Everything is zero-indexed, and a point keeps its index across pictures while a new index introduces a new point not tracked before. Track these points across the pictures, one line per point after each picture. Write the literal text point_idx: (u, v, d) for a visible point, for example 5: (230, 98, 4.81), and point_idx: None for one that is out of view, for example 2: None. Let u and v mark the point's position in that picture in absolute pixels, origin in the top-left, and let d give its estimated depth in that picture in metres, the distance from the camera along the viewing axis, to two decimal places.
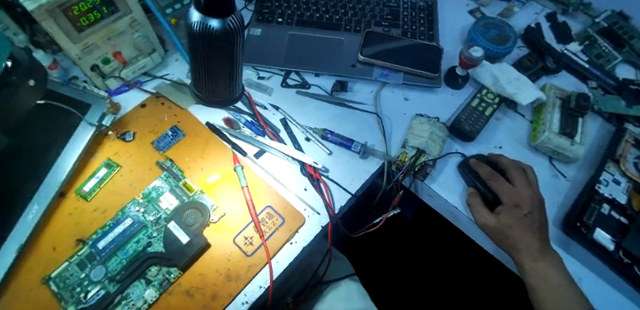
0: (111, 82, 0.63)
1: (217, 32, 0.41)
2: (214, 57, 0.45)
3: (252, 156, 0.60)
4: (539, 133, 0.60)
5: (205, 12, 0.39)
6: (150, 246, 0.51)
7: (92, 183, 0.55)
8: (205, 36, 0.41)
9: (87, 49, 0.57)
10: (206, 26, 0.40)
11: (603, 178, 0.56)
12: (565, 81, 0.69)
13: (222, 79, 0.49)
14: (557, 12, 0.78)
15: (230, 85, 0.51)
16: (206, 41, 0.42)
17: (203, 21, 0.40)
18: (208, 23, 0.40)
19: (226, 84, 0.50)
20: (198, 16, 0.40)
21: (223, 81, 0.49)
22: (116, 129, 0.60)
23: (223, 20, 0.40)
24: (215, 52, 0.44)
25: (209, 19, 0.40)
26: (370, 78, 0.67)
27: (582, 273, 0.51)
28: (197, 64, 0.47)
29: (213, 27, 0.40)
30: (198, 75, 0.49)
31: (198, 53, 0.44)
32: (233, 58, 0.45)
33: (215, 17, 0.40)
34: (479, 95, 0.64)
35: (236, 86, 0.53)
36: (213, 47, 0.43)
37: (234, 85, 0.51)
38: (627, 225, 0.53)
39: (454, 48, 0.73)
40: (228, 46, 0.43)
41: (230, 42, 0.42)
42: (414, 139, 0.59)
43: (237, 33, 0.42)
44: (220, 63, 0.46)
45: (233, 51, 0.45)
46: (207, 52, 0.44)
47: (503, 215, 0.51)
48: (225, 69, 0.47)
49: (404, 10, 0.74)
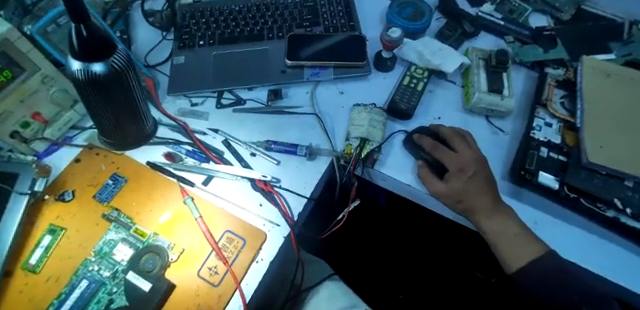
0: (37, 145, 0.60)
1: (103, 75, 0.42)
2: (113, 102, 0.47)
3: (201, 184, 0.58)
4: (471, 95, 0.62)
5: (84, 59, 0.40)
6: (112, 302, 0.49)
7: (38, 254, 0.52)
8: (92, 80, 0.42)
9: (1, 117, 0.54)
10: (89, 72, 0.42)
11: (536, 125, 0.59)
12: (486, 42, 0.72)
13: (132, 120, 0.53)
14: None
15: (139, 125, 0.56)
16: (96, 84, 0.43)
17: (84, 68, 0.41)
18: (91, 69, 0.41)
19: (139, 122, 0.55)
20: (78, 64, 0.41)
21: (131, 118, 0.53)
22: (53, 191, 0.57)
23: (106, 61, 0.41)
24: (108, 93, 0.45)
25: (90, 65, 0.41)
26: (303, 80, 0.67)
27: (536, 218, 0.53)
28: (94, 106, 0.48)
29: (98, 72, 0.42)
30: (98, 115, 0.50)
31: (98, 102, 0.47)
32: (130, 98, 0.48)
33: (98, 60, 0.41)
34: (409, 73, 0.66)
35: (137, 116, 0.53)
36: (110, 91, 0.45)
37: (143, 125, 0.57)
38: (565, 161, 0.55)
39: (377, 33, 0.74)
40: (123, 86, 0.45)
41: (126, 88, 0.46)
42: (355, 129, 0.60)
43: (126, 70, 0.44)
44: (125, 108, 0.50)
45: (129, 91, 0.47)
46: (98, 92, 0.45)
47: (452, 181, 0.52)
48: (122, 103, 0.48)
49: (322, 7, 0.75)
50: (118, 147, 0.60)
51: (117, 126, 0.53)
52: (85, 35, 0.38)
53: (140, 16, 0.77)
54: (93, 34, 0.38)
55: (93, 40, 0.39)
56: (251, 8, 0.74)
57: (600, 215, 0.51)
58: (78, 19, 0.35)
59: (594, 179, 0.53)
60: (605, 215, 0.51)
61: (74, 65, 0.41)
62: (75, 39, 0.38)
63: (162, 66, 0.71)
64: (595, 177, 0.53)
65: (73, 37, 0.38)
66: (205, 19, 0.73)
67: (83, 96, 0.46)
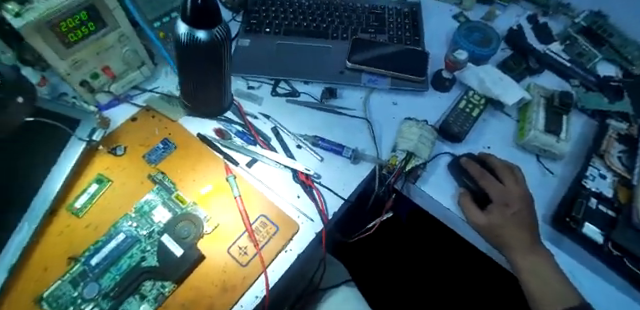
0: (101, 97, 0.63)
1: (204, 42, 0.44)
2: (204, 69, 0.49)
3: (244, 165, 0.60)
4: (526, 131, 0.61)
5: (192, 25, 0.42)
6: (143, 260, 0.50)
7: (84, 199, 0.55)
8: (193, 45, 0.44)
9: (76, 65, 0.57)
10: (194, 37, 0.43)
11: (589, 173, 0.57)
12: (548, 81, 0.71)
13: (215, 94, 0.55)
14: (537, 14, 0.80)
15: (221, 101, 0.57)
16: (196, 49, 0.45)
17: (190, 33, 0.43)
18: (195, 35, 0.43)
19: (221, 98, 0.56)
20: (184, 28, 0.43)
21: (216, 91, 0.54)
22: (106, 144, 0.60)
23: (210, 31, 0.43)
24: (203, 60, 0.47)
25: (196, 31, 0.42)
26: (359, 84, 0.68)
27: (574, 269, 0.51)
28: (187, 70, 0.49)
29: (200, 38, 0.43)
30: (186, 80, 0.52)
31: (191, 66, 0.48)
32: (220, 70, 0.50)
33: (203, 28, 0.43)
34: (466, 97, 0.65)
35: (221, 91, 0.55)
36: (205, 59, 0.47)
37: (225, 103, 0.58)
38: (614, 217, 0.53)
39: (439, 52, 0.74)
40: (217, 57, 0.47)
41: (220, 59, 0.47)
42: (404, 142, 0.60)
43: (224, 43, 0.45)
44: (213, 79, 0.51)
45: (221, 63, 0.49)
46: (194, 57, 0.46)
47: (494, 213, 0.52)
48: (211, 73, 0.50)
49: (389, 17, 0.75)
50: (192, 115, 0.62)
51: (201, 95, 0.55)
52: (200, 1, 0.40)
53: None
54: (207, 1, 0.40)
55: (205, 8, 0.40)
56: (320, 5, 0.76)
57: None
58: None
59: None
60: None
61: (181, 28, 0.43)
62: (190, 4, 0.40)
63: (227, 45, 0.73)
64: None
65: (188, 2, 0.40)
66: (275, 8, 0.75)
67: (181, 57, 0.47)
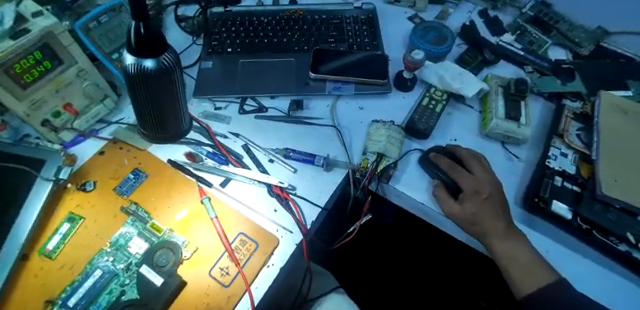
0: (65, 135, 0.62)
1: (153, 71, 0.44)
2: (157, 97, 0.49)
3: (218, 186, 0.60)
4: (488, 121, 0.63)
5: (138, 54, 0.43)
6: (123, 294, 0.49)
7: (56, 240, 0.53)
8: (142, 74, 0.44)
9: (35, 106, 0.56)
10: (141, 65, 0.43)
11: (551, 154, 0.59)
12: (505, 70, 0.74)
13: (172, 118, 0.55)
14: (487, 8, 0.83)
15: (179, 124, 0.57)
16: (145, 78, 0.45)
17: (138, 62, 0.43)
18: (142, 64, 0.43)
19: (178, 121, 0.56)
20: (131, 59, 0.43)
21: (172, 116, 0.54)
22: (75, 180, 0.59)
23: (157, 58, 0.43)
24: (155, 88, 0.47)
25: (142, 60, 0.43)
26: (325, 93, 0.69)
27: (549, 247, 0.53)
28: (140, 100, 0.49)
29: (148, 67, 0.44)
30: (140, 109, 0.52)
31: (144, 95, 0.48)
32: (173, 95, 0.50)
33: (150, 57, 0.43)
34: (428, 94, 0.67)
35: (177, 114, 0.55)
36: (157, 87, 0.47)
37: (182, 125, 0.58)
38: (580, 192, 0.56)
39: (399, 54, 0.76)
40: (168, 83, 0.47)
41: (171, 85, 0.48)
42: (373, 145, 0.61)
43: (173, 68, 0.46)
44: (167, 105, 0.51)
45: (173, 88, 0.49)
46: (145, 86, 0.46)
47: (466, 202, 0.53)
48: (165, 99, 0.50)
49: (347, 25, 0.78)
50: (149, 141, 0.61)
51: (157, 122, 0.54)
52: (142, 30, 0.40)
53: (172, 20, 0.80)
54: (150, 30, 0.41)
55: (149, 36, 0.41)
56: (279, 21, 0.77)
57: (614, 249, 0.51)
58: (138, 15, 0.38)
59: (607, 213, 0.53)
60: (618, 249, 0.51)
61: (128, 59, 0.43)
62: (133, 34, 0.40)
63: (190, 69, 0.73)
64: (609, 211, 0.53)
65: (131, 33, 0.41)
66: (234, 28, 0.76)
67: (131, 88, 0.47)
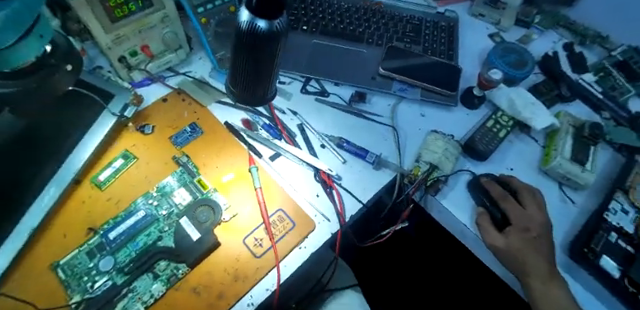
0: (135, 75, 0.64)
1: (263, 34, 0.32)
2: (255, 67, 0.37)
3: (267, 158, 0.60)
4: (551, 158, 0.61)
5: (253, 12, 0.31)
6: (160, 240, 0.51)
7: (108, 173, 0.56)
8: (250, 37, 0.32)
9: (118, 40, 0.59)
10: (253, 26, 0.31)
11: (611, 207, 0.57)
12: (579, 110, 0.71)
13: (259, 92, 0.41)
14: (574, 42, 0.80)
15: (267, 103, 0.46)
16: (252, 42, 0.33)
17: (251, 21, 0.32)
18: (254, 24, 0.31)
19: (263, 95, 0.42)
20: (245, 16, 0.32)
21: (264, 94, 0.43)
22: (136, 121, 0.61)
23: (271, 21, 0.31)
24: (256, 54, 0.35)
25: (255, 19, 0.31)
26: (389, 92, 0.68)
27: (588, 301, 0.51)
28: (236, 64, 0.38)
29: (259, 29, 0.32)
30: (232, 78, 0.41)
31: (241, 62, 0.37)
32: (272, 69, 0.38)
33: (264, 17, 0.31)
34: (494, 117, 0.65)
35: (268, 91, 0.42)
36: (258, 56, 0.35)
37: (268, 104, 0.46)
38: (633, 254, 0.53)
39: (471, 69, 0.74)
40: (272, 50, 0.34)
41: (273, 54, 0.35)
42: (428, 154, 0.60)
43: (283, 36, 0.34)
44: (260, 70, 0.37)
45: (272, 58, 0.36)
46: (248, 50, 0.34)
47: (512, 236, 0.52)
48: (263, 70, 0.37)
49: (426, 28, 0.76)
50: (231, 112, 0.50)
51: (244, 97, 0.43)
52: None
53: None
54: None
55: None
56: (359, 9, 0.76)
57: None
58: None
59: None
60: None
61: (242, 15, 0.32)
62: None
63: None
64: None
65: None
66: (314, 7, 0.75)
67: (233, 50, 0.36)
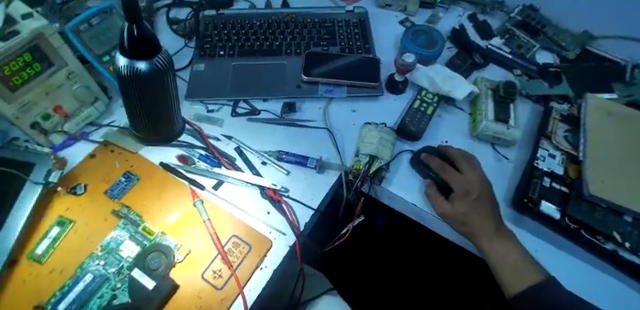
0: (55, 137, 0.61)
1: (144, 71, 0.44)
2: (153, 98, 0.49)
3: (211, 188, 0.60)
4: (478, 123, 0.64)
5: (132, 56, 0.43)
6: (115, 298, 0.49)
7: (45, 244, 0.53)
8: (134, 76, 0.45)
9: (24, 108, 0.56)
10: (134, 67, 0.44)
11: (539, 155, 0.61)
12: (494, 73, 0.75)
13: (161, 112, 0.53)
14: (476, 12, 0.85)
15: (172, 126, 0.59)
16: (138, 81, 0.45)
17: (130, 64, 0.44)
18: (135, 66, 0.44)
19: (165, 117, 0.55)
20: (124, 61, 0.44)
21: (165, 118, 0.55)
22: (66, 184, 0.59)
23: (150, 60, 0.44)
24: (147, 90, 0.47)
25: (135, 62, 0.43)
26: (317, 96, 0.70)
27: (536, 245, 0.54)
28: (133, 101, 0.50)
29: (141, 69, 0.44)
30: (127, 99, 0.50)
31: (128, 79, 0.45)
32: (169, 98, 0.51)
33: (142, 59, 0.44)
34: (420, 97, 0.68)
35: (170, 114, 0.55)
36: (150, 88, 0.47)
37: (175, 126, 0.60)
38: (567, 193, 0.57)
39: (390, 57, 0.77)
40: (160, 84, 0.47)
41: (164, 87, 0.48)
42: (366, 147, 0.62)
43: (167, 70, 0.47)
44: (156, 101, 0.50)
45: (166, 90, 0.50)
46: (137, 87, 0.47)
47: (456, 202, 0.54)
48: (158, 99, 0.50)
49: (339, 28, 0.78)
50: (143, 133, 0.59)
51: (150, 123, 0.55)
52: (136, 34, 0.41)
53: (164, 23, 0.80)
54: (143, 34, 0.42)
55: (141, 39, 0.42)
56: (271, 24, 0.78)
57: (600, 247, 0.52)
58: (132, 17, 0.39)
59: (595, 213, 0.54)
60: (604, 247, 0.52)
61: (121, 60, 0.44)
62: (126, 36, 0.41)
63: (182, 72, 0.73)
64: (596, 210, 0.54)
65: (124, 35, 0.42)
66: (226, 31, 0.76)
67: (125, 90, 0.48)
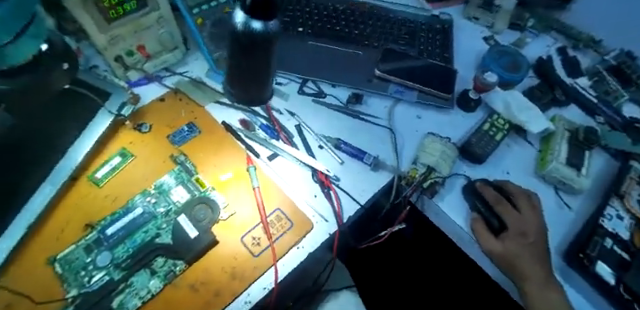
0: (132, 74, 0.63)
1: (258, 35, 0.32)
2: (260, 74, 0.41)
3: (265, 158, 0.60)
4: (547, 162, 0.61)
5: (250, 13, 0.31)
6: (158, 237, 0.51)
7: (106, 170, 0.56)
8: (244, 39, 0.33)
9: (114, 40, 0.59)
10: (250, 27, 0.32)
11: (607, 213, 0.58)
12: (573, 115, 0.71)
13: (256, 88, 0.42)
14: (567, 46, 0.80)
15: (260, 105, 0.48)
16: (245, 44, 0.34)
17: (246, 22, 0.32)
18: (250, 25, 0.32)
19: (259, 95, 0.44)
20: (240, 16, 0.32)
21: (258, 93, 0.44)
22: (134, 120, 0.61)
23: (266, 22, 0.32)
24: (251, 56, 0.36)
25: (252, 21, 0.31)
26: (386, 94, 0.68)
27: (581, 304, 0.52)
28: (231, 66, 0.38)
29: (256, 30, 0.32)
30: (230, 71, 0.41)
31: (237, 42, 0.34)
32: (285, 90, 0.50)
33: (258, 18, 0.32)
34: (490, 120, 0.66)
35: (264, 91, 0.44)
36: (251, 54, 0.35)
37: None
38: (628, 261, 0.53)
39: (468, 73, 0.75)
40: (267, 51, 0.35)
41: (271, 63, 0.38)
42: (425, 156, 0.60)
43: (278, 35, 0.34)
44: (255, 72, 0.38)
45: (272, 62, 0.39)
46: (242, 52, 0.35)
47: (508, 240, 0.52)
48: (258, 71, 0.38)
49: (422, 32, 0.76)
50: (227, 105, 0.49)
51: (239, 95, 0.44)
52: None
53: None
54: None
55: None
56: (354, 12, 0.76)
57: None
58: None
59: None
60: None
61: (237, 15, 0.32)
62: None
63: None
64: None
65: None
66: (309, 9, 0.74)
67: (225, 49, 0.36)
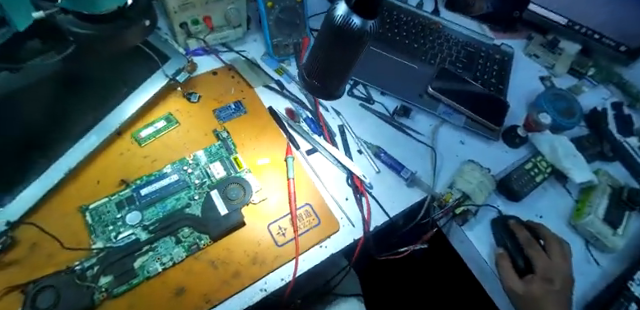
0: (192, 43, 0.65)
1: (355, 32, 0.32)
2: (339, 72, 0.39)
3: (304, 152, 0.60)
4: (584, 213, 0.60)
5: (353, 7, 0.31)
6: (188, 207, 0.52)
7: (149, 131, 0.57)
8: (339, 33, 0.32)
9: (184, 6, 0.60)
10: (349, 21, 0.31)
11: (638, 277, 0.56)
12: (618, 172, 0.70)
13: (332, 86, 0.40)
14: (623, 102, 0.78)
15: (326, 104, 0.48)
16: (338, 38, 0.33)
17: (346, 16, 0.31)
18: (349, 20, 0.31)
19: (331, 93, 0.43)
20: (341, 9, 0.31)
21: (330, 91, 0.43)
22: (186, 87, 0.62)
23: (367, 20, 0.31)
24: (339, 52, 0.35)
25: (352, 16, 0.31)
26: (434, 113, 0.68)
27: None
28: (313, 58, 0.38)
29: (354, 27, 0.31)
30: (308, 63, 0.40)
31: (329, 34, 0.33)
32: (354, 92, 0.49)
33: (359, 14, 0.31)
34: (534, 160, 0.65)
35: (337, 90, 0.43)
36: (341, 49, 0.34)
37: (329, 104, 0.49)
38: None
39: (518, 109, 0.74)
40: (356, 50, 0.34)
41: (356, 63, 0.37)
42: (462, 182, 0.59)
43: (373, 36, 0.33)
44: (336, 70, 0.38)
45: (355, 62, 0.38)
46: (331, 46, 0.34)
47: (534, 284, 0.52)
48: (339, 70, 0.37)
49: (480, 59, 0.75)
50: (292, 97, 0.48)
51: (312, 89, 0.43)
52: None
53: None
54: None
55: None
56: (417, 25, 0.75)
57: None
58: None
59: None
60: None
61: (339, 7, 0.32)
62: None
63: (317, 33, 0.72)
64: None
65: None
66: None
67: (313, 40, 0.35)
